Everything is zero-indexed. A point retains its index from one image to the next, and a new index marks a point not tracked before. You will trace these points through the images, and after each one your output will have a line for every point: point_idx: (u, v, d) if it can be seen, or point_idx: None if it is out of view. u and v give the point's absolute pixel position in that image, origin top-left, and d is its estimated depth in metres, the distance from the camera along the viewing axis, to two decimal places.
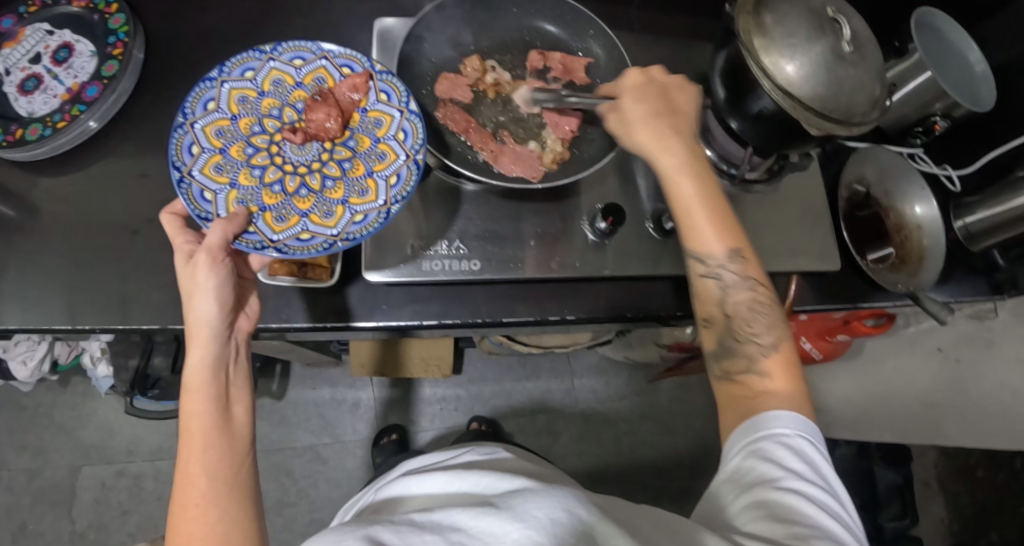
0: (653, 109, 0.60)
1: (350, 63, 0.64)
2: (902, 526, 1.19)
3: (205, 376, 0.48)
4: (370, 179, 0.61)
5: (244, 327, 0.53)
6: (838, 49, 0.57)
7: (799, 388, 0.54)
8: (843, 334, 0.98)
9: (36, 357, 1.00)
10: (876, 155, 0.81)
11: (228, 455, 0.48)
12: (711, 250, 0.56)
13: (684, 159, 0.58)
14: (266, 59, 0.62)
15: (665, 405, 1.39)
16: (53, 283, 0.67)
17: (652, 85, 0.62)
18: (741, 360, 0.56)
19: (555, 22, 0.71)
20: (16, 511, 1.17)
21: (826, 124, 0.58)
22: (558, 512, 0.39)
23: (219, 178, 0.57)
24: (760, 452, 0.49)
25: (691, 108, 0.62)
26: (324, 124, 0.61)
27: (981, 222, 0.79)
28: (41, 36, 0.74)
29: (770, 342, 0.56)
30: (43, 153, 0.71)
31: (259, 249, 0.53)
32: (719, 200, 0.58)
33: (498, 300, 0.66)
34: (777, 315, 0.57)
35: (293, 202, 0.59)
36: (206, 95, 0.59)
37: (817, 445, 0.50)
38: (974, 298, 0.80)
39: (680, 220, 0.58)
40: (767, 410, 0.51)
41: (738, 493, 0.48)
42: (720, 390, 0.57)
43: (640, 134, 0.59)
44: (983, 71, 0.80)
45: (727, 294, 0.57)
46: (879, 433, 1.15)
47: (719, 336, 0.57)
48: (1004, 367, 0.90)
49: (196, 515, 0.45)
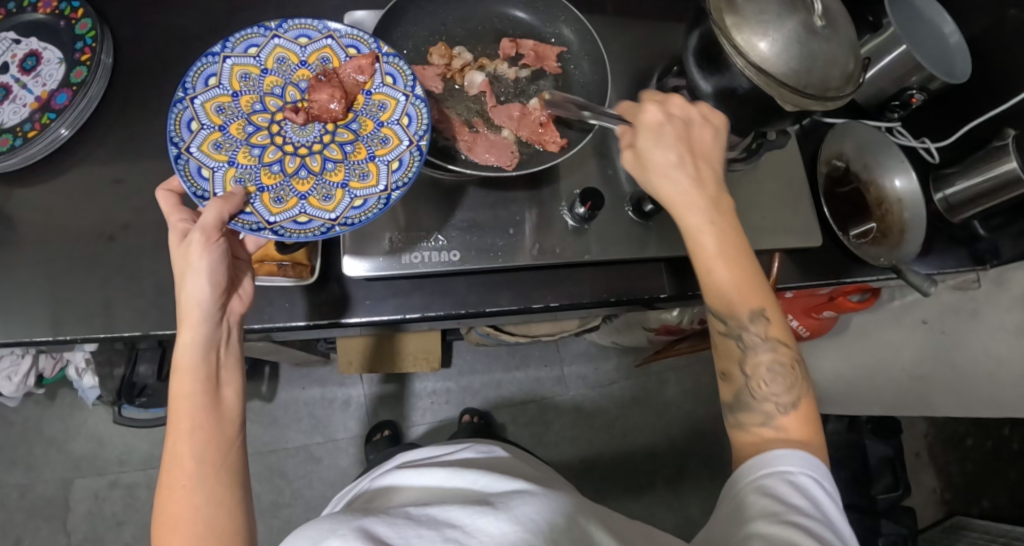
0: (678, 155, 0.56)
1: (357, 43, 0.63)
2: (894, 497, 1.19)
3: (194, 358, 0.48)
4: (372, 163, 0.60)
5: (237, 309, 0.52)
6: (810, 24, 0.57)
7: (815, 437, 0.52)
8: (829, 310, 0.99)
9: (21, 372, 0.98)
10: (855, 130, 0.81)
11: (217, 439, 0.47)
12: (735, 308, 0.54)
13: (707, 215, 0.55)
14: (271, 36, 0.61)
15: (655, 388, 1.39)
16: (30, 295, 0.66)
17: (670, 122, 0.58)
18: (756, 415, 0.53)
19: (526, 9, 0.71)
20: (10, 527, 1.16)
21: (802, 100, 0.58)
22: (553, 518, 0.40)
23: (217, 155, 0.56)
24: (765, 488, 0.48)
25: (717, 148, 0.59)
26: (328, 105, 0.60)
27: (960, 194, 0.80)
28: (7, 45, 0.72)
29: (789, 401, 0.53)
30: (15, 163, 0.69)
31: (255, 230, 0.52)
32: (744, 258, 0.55)
33: (479, 290, 0.65)
34: (800, 377, 0.54)
35: (292, 184, 0.57)
36: (209, 71, 0.58)
37: (825, 484, 0.48)
38: (956, 269, 0.81)
39: (702, 276, 0.56)
40: (774, 449, 0.50)
41: (739, 525, 0.46)
42: (735, 442, 0.54)
43: (662, 183, 0.56)
44: (958, 42, 0.81)
45: (750, 353, 0.55)
46: (868, 406, 1.17)
47: (734, 390, 0.55)
48: (987, 335, 0.89)
49: (182, 497, 0.44)
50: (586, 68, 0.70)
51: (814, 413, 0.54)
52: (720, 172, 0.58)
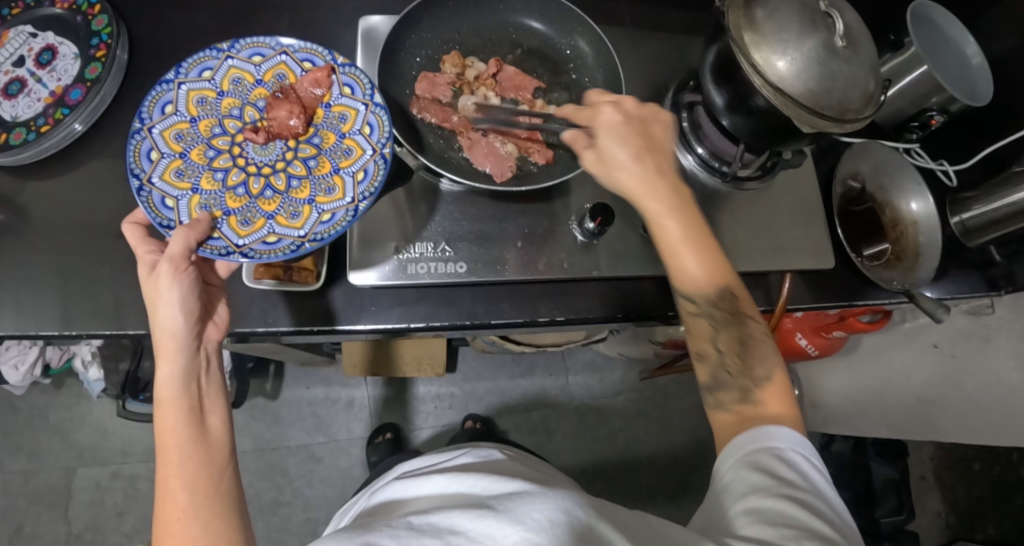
0: (636, 151, 0.56)
1: (311, 57, 0.63)
2: (898, 522, 1.17)
3: (175, 390, 0.48)
4: (337, 176, 0.61)
5: (214, 336, 0.53)
6: (831, 44, 0.56)
7: (793, 412, 0.52)
8: (839, 330, 0.97)
9: (28, 361, 0.98)
10: (874, 151, 0.80)
11: (208, 465, 0.47)
12: (702, 290, 0.55)
13: (671, 203, 0.55)
14: (224, 58, 0.62)
15: (660, 401, 1.38)
16: (37, 289, 0.66)
17: (630, 122, 0.57)
18: (734, 392, 0.54)
19: (542, 20, 0.70)
20: (12, 513, 1.17)
21: (819, 122, 0.57)
22: (557, 513, 0.39)
23: (180, 184, 0.58)
24: (754, 464, 0.47)
25: (669, 143, 0.59)
26: (287, 122, 0.61)
27: (977, 218, 0.78)
28: (24, 38, 0.73)
29: (762, 374, 0.54)
30: (26, 157, 0.70)
31: (225, 255, 0.53)
32: (709, 240, 0.56)
33: (486, 303, 0.65)
34: (768, 347, 0.55)
35: (258, 205, 0.59)
36: (164, 98, 0.59)
37: (811, 459, 0.48)
38: (971, 294, 0.79)
39: (668, 261, 0.56)
40: (759, 427, 0.50)
41: (726, 507, 0.46)
42: (715, 421, 0.54)
43: (621, 177, 0.56)
44: (982, 63, 0.78)
45: (719, 330, 0.55)
46: (874, 429, 1.15)
47: (710, 370, 0.55)
48: (1000, 363, 0.88)
49: (178, 529, 0.44)
50: (600, 80, 0.68)
51: (788, 384, 0.55)
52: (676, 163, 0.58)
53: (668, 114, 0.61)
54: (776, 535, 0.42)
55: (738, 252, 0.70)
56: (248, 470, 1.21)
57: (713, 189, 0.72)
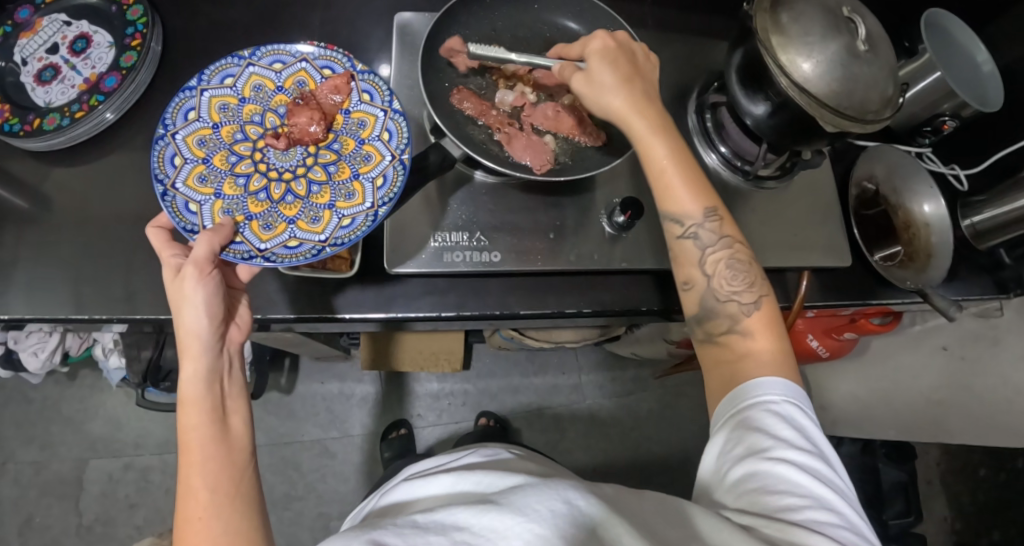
0: (626, 76, 0.58)
1: (331, 64, 0.65)
2: (906, 523, 1.19)
3: (198, 389, 0.49)
4: (357, 181, 0.62)
5: (236, 338, 0.54)
6: (853, 48, 0.58)
7: (781, 344, 0.54)
8: (850, 331, 0.99)
9: (47, 349, 0.99)
10: (886, 154, 0.82)
11: (228, 465, 0.48)
12: (688, 210, 0.56)
13: (654, 123, 0.56)
14: (246, 65, 0.64)
15: (671, 402, 1.39)
16: (73, 273, 0.68)
17: (619, 51, 0.59)
18: (724, 320, 0.55)
19: (577, 19, 0.72)
20: (23, 504, 1.17)
21: (842, 121, 0.59)
22: (557, 504, 0.40)
23: (203, 188, 0.59)
24: (749, 421, 0.49)
25: (655, 77, 0.61)
26: (307, 128, 0.62)
27: (987, 221, 0.80)
28: (58, 27, 0.74)
29: (749, 299, 0.55)
30: (59, 143, 0.71)
31: (247, 259, 0.54)
32: (692, 161, 0.57)
33: (514, 294, 0.66)
34: (756, 272, 0.56)
35: (279, 210, 0.60)
36: (188, 104, 0.61)
37: (805, 410, 0.50)
38: (981, 296, 0.81)
39: (655, 183, 0.57)
40: (752, 379, 0.51)
41: (727, 469, 0.48)
42: (704, 356, 0.56)
43: (609, 99, 0.57)
44: (992, 70, 0.81)
45: (706, 254, 0.56)
46: (884, 432, 1.17)
47: (699, 297, 0.56)
48: (1010, 364, 0.89)
49: (199, 528, 0.45)
50: None
51: (775, 311, 0.56)
52: (659, 95, 0.60)
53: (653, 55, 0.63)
54: (773, 504, 0.44)
55: (757, 249, 0.72)
56: (262, 464, 1.21)
57: (734, 187, 0.74)
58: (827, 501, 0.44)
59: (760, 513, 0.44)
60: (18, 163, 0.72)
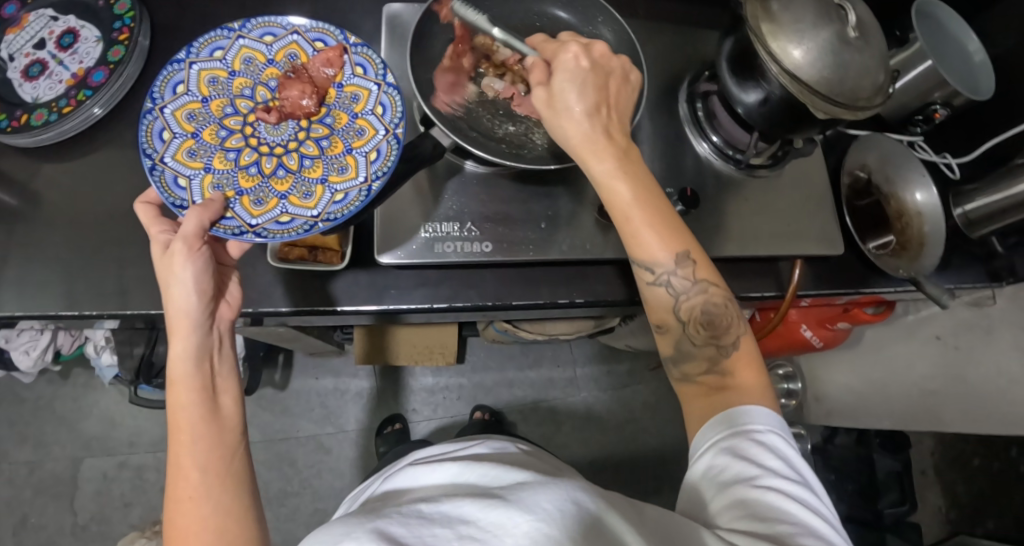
0: (591, 106, 0.55)
1: (323, 37, 0.65)
2: (902, 512, 1.20)
3: (187, 368, 0.48)
4: (350, 155, 0.62)
5: (227, 315, 0.53)
6: (844, 35, 0.58)
7: (761, 380, 0.55)
8: (844, 321, 0.99)
9: (39, 347, 0.98)
10: (879, 143, 0.81)
11: (219, 445, 0.48)
12: (657, 259, 0.55)
13: (617, 163, 0.55)
14: (236, 37, 0.63)
15: (666, 393, 1.39)
16: (62, 269, 0.67)
17: (589, 72, 0.56)
18: (699, 363, 0.56)
19: (566, 8, 0.72)
20: (18, 504, 1.17)
21: (833, 109, 0.59)
22: (566, 503, 0.40)
23: (193, 163, 0.59)
24: (736, 449, 0.49)
25: (627, 103, 0.59)
26: (299, 102, 0.62)
27: (980, 210, 0.80)
28: (45, 22, 0.74)
29: (727, 340, 0.56)
30: (48, 138, 0.70)
31: (237, 234, 0.54)
32: (659, 196, 0.55)
33: (507, 284, 0.66)
34: (732, 313, 0.56)
35: (270, 184, 0.60)
36: (175, 78, 0.60)
37: (788, 441, 0.50)
38: (973, 284, 0.82)
39: (620, 228, 0.55)
40: (738, 406, 0.52)
41: (717, 491, 0.48)
42: (682, 393, 0.57)
43: (571, 129, 0.55)
44: (983, 60, 0.81)
45: (680, 300, 0.56)
46: (878, 421, 1.18)
47: (674, 341, 0.57)
48: (1002, 353, 0.89)
49: (189, 508, 0.46)
50: None
51: (752, 345, 0.57)
52: (627, 120, 0.58)
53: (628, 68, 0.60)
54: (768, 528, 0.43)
55: (750, 238, 0.72)
56: (257, 461, 1.21)
57: (726, 176, 0.74)
58: (816, 530, 0.44)
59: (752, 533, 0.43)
60: (6, 160, 0.71)
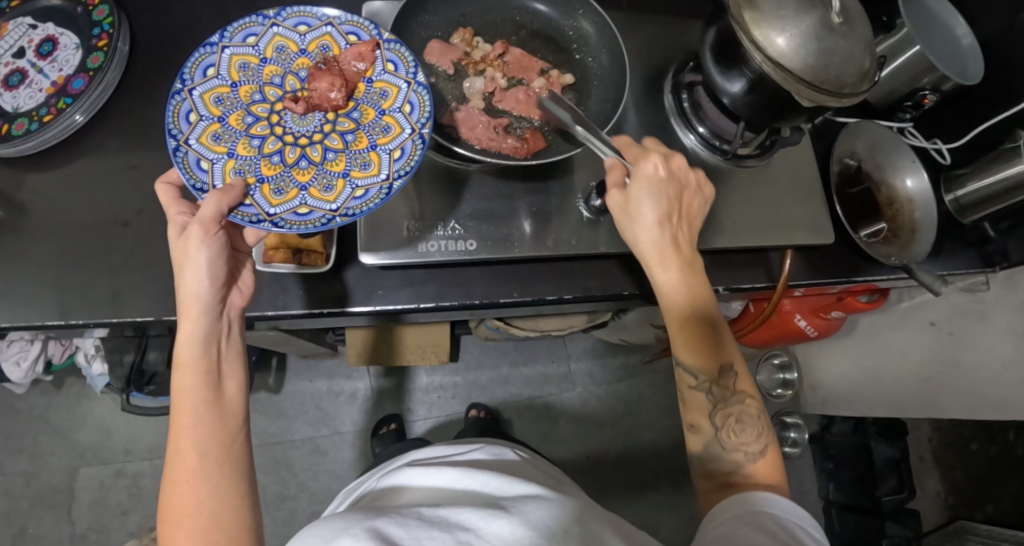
0: (664, 214, 0.56)
1: (357, 30, 0.63)
2: (899, 500, 1.19)
3: (194, 350, 0.48)
4: (374, 152, 0.60)
5: (237, 303, 0.52)
6: (828, 21, 0.58)
7: (780, 483, 0.54)
8: (837, 310, 0.99)
9: (30, 358, 0.98)
10: (867, 130, 0.81)
11: (219, 432, 0.48)
12: (703, 362, 0.55)
13: (679, 271, 0.56)
14: (270, 24, 0.62)
15: (662, 386, 1.39)
16: (46, 278, 0.67)
17: (669, 183, 0.58)
18: (727, 464, 0.55)
19: (545, 1, 0.71)
20: (15, 515, 1.16)
21: (818, 95, 0.58)
22: (567, 522, 0.40)
23: (216, 147, 0.57)
24: (762, 519, 0.47)
25: (699, 217, 0.60)
26: (327, 94, 0.61)
27: (971, 196, 0.80)
28: (24, 30, 0.73)
29: (756, 449, 0.55)
30: (29, 148, 0.70)
31: (255, 222, 0.52)
32: (716, 313, 0.56)
33: (494, 282, 0.65)
34: (766, 426, 0.56)
35: (292, 174, 0.58)
36: (206, 61, 0.59)
37: (810, 533, 0.48)
38: (965, 270, 0.81)
39: (673, 326, 0.56)
40: (766, 492, 0.51)
41: (737, 542, 0.46)
42: (702, 492, 0.56)
43: (640, 235, 0.57)
44: (971, 44, 0.81)
45: (718, 406, 0.56)
46: (873, 409, 1.17)
47: (704, 443, 0.56)
48: (996, 338, 0.89)
49: (185, 490, 0.45)
50: (605, 61, 0.69)
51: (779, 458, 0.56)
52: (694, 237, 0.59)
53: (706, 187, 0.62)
54: None
55: (738, 229, 0.71)
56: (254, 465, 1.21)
57: (714, 167, 0.73)
58: None
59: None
60: None
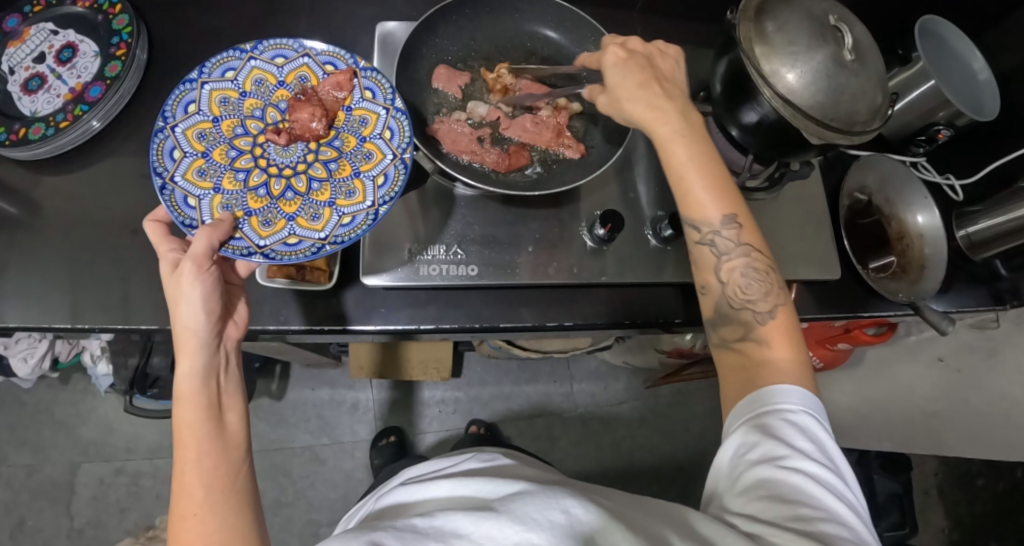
0: (644, 78, 0.55)
1: (334, 60, 0.65)
2: (901, 535, 1.18)
3: (194, 386, 0.48)
4: (357, 179, 0.61)
5: (233, 335, 0.53)
6: (839, 57, 0.57)
7: (799, 354, 0.52)
8: (844, 342, 0.97)
9: (37, 355, 1.00)
10: (879, 164, 0.80)
11: (224, 462, 0.47)
12: (706, 217, 0.54)
13: (677, 126, 0.54)
14: (247, 58, 0.63)
15: (664, 411, 1.38)
16: (53, 283, 0.67)
17: (634, 57, 0.57)
18: (737, 328, 0.54)
19: (556, 28, 0.71)
20: (15, 507, 1.18)
21: (827, 133, 0.58)
22: (557, 514, 0.39)
23: (202, 183, 0.58)
24: (769, 427, 0.47)
25: (679, 74, 0.58)
26: (309, 124, 0.62)
27: (983, 232, 0.79)
28: (45, 35, 0.74)
29: (766, 308, 0.53)
30: (45, 152, 0.71)
31: (246, 255, 0.53)
32: (712, 161, 0.55)
33: (496, 307, 0.65)
34: (776, 282, 0.54)
35: (279, 206, 0.59)
36: (187, 98, 0.60)
37: (822, 422, 0.48)
38: (975, 308, 0.79)
39: (675, 188, 0.55)
40: (773, 385, 0.50)
41: (746, 466, 0.46)
42: (719, 359, 0.55)
43: (631, 105, 0.56)
44: (988, 78, 0.79)
45: (722, 261, 0.55)
46: (879, 442, 1.16)
47: (714, 303, 0.55)
48: (1006, 378, 0.88)
49: (194, 524, 0.44)
50: None
51: (794, 318, 0.54)
52: (683, 88, 0.57)
53: (676, 45, 0.60)
54: (786, 513, 0.42)
55: None
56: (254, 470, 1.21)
57: None
58: (840, 516, 0.43)
59: (770, 521, 0.42)
60: (2, 172, 0.72)
